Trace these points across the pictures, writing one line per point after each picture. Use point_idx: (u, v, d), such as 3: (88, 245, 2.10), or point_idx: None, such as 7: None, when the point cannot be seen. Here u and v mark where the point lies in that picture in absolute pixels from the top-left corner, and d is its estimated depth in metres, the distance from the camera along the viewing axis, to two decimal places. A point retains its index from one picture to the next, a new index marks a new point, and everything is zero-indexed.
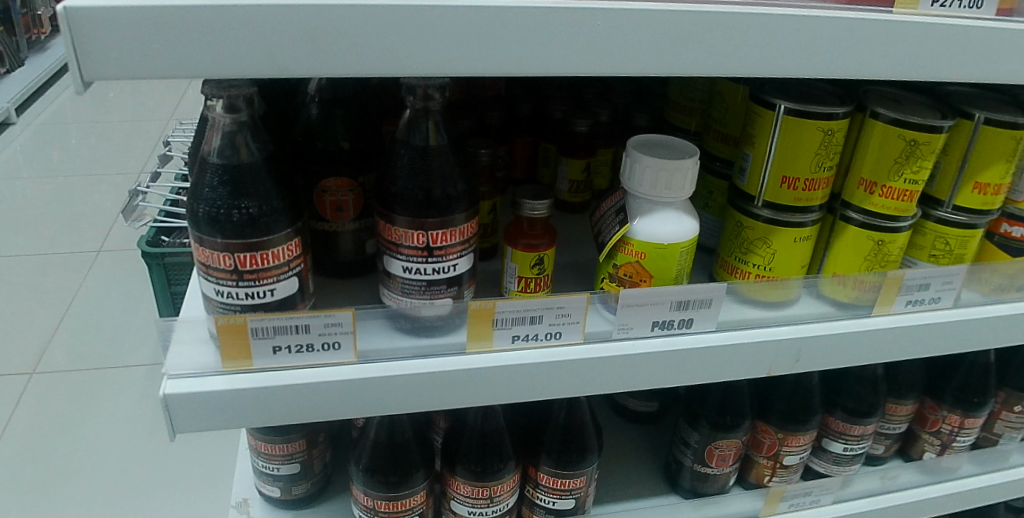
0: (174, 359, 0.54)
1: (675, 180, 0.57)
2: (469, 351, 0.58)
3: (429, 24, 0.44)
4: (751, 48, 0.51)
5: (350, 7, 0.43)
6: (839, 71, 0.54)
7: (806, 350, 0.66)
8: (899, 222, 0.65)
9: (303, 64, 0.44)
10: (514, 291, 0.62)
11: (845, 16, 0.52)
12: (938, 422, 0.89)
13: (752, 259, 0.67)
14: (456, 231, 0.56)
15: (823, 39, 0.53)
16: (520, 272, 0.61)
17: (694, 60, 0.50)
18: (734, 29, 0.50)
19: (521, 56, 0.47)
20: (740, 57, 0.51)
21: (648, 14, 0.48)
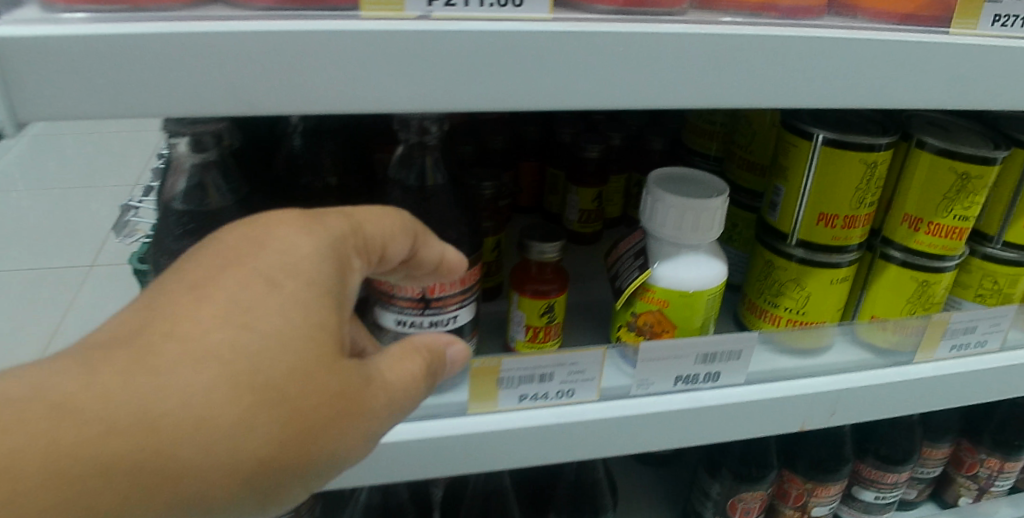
0: None
1: (702, 220, 0.51)
2: (471, 412, 0.52)
3: (425, 52, 0.38)
4: (792, 74, 0.44)
5: (333, 34, 0.37)
6: (888, 100, 0.48)
7: (842, 402, 0.60)
8: (944, 262, 0.59)
9: (278, 100, 0.37)
10: (520, 343, 0.55)
11: (896, 38, 0.46)
12: (976, 466, 0.82)
13: (784, 302, 0.60)
14: (456, 280, 0.49)
15: (872, 64, 0.46)
16: (528, 321, 0.54)
17: (728, 91, 0.44)
18: (773, 54, 0.43)
19: (531, 86, 0.40)
20: (781, 86, 0.45)
21: (678, 36, 0.41)
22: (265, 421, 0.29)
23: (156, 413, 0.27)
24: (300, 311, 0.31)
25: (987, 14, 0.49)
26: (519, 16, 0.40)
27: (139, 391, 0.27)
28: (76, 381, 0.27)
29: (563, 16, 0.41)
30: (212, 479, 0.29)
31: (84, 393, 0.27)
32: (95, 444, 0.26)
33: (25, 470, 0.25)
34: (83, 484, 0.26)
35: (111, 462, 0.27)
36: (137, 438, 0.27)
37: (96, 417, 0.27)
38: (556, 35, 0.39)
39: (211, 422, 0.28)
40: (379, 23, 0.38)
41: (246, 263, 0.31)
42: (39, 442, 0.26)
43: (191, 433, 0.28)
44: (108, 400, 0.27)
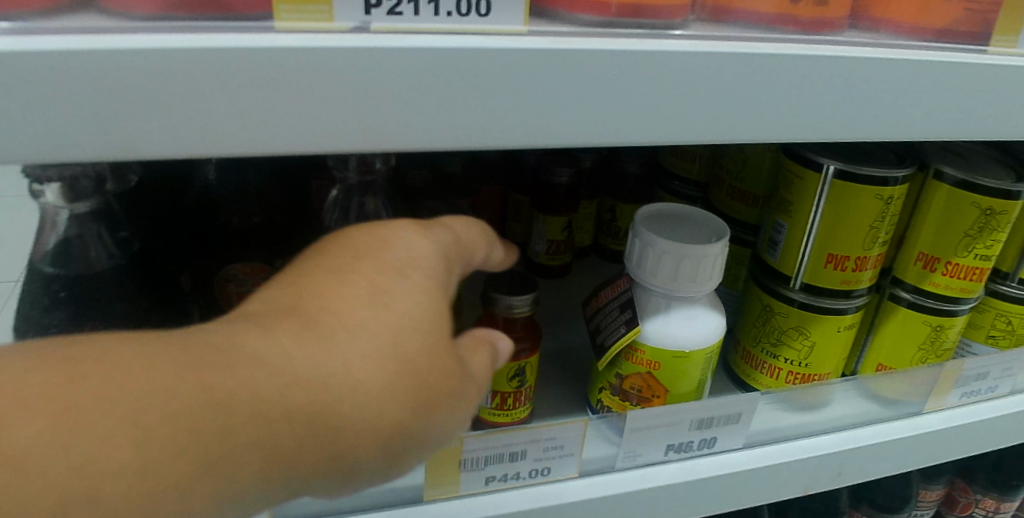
0: None
1: (701, 270, 0.43)
2: (427, 498, 0.43)
3: (353, 78, 0.27)
4: (820, 101, 0.36)
5: (221, 52, 0.25)
6: (924, 133, 0.40)
7: (849, 463, 0.53)
8: (960, 305, 0.53)
9: (144, 143, 0.26)
10: (489, 414, 0.47)
11: (936, 58, 0.38)
12: (971, 506, 0.76)
13: (784, 352, 0.53)
14: None
15: (913, 89, 0.38)
16: (496, 387, 0.46)
17: (750, 123, 0.35)
18: (799, 78, 0.35)
19: (509, 124, 0.30)
20: (807, 118, 0.36)
21: (688, 56, 0.32)
22: (412, 394, 0.26)
23: (324, 371, 0.25)
24: (438, 288, 0.29)
25: None
26: (490, 29, 0.30)
27: (309, 349, 0.25)
28: (244, 341, 0.25)
29: (538, 29, 0.32)
30: (352, 446, 0.25)
31: (253, 350, 0.25)
32: (270, 395, 0.24)
33: (224, 409, 0.23)
34: (252, 441, 0.24)
35: (282, 419, 0.24)
36: (301, 397, 0.24)
37: (269, 373, 0.24)
38: (539, 53, 0.29)
39: (369, 386, 0.25)
40: (299, 36, 0.27)
41: (377, 250, 0.29)
42: (220, 392, 0.23)
43: (352, 395, 0.25)
44: (261, 364, 0.24)
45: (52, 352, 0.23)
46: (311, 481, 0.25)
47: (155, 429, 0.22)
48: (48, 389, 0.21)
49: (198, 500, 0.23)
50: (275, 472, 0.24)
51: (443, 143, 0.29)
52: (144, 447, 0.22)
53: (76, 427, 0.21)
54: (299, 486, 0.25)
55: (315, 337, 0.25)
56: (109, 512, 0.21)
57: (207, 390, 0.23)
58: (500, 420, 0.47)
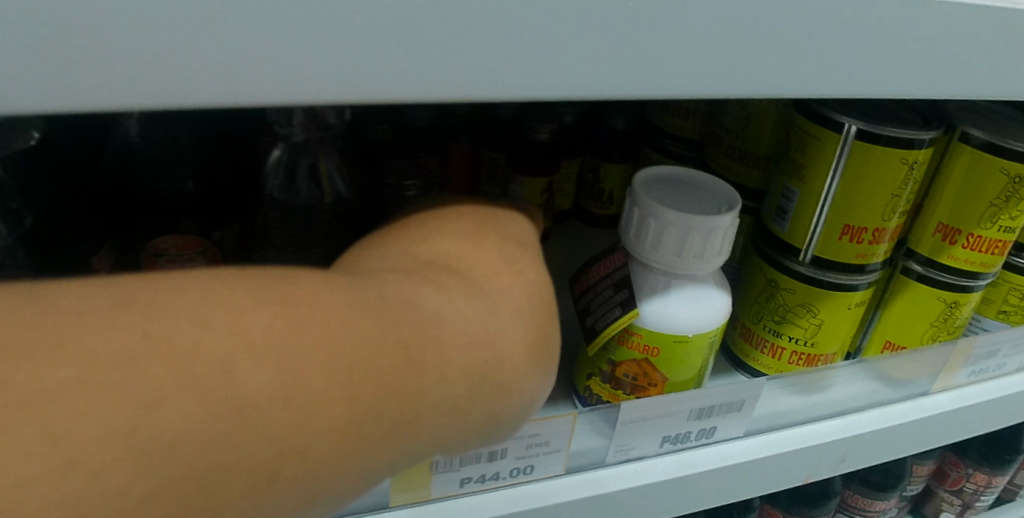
0: None
1: (708, 245, 0.37)
2: (395, 503, 0.38)
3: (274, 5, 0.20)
4: (869, 49, 0.29)
5: None
6: (982, 92, 0.34)
7: (854, 449, 0.49)
8: (978, 280, 0.49)
9: None
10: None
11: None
12: (962, 480, 0.74)
13: (787, 331, 0.48)
14: None
15: (976, 38, 0.31)
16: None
17: (790, 79, 0.28)
18: (850, 20, 0.28)
19: (496, 74, 0.24)
20: (852, 70, 0.29)
21: None
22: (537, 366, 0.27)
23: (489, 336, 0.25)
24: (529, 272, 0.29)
25: None
26: None
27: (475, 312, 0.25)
28: (413, 298, 0.24)
29: None
30: (506, 406, 0.25)
31: (419, 309, 0.24)
32: (454, 354, 0.24)
33: (419, 365, 0.22)
34: (438, 398, 0.23)
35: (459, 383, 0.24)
36: (479, 356, 0.24)
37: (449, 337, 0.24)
38: None
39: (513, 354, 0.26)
40: None
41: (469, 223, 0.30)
42: (419, 349, 0.23)
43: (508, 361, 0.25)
44: (442, 322, 0.24)
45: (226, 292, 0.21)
46: (467, 437, 0.25)
47: (363, 386, 0.21)
48: (248, 341, 0.19)
49: (385, 457, 0.22)
50: (440, 435, 0.24)
51: (414, 94, 0.23)
52: (356, 400, 0.21)
53: (301, 382, 0.20)
54: (452, 443, 0.25)
55: (469, 301, 0.25)
56: (321, 462, 0.20)
57: (402, 348, 0.22)
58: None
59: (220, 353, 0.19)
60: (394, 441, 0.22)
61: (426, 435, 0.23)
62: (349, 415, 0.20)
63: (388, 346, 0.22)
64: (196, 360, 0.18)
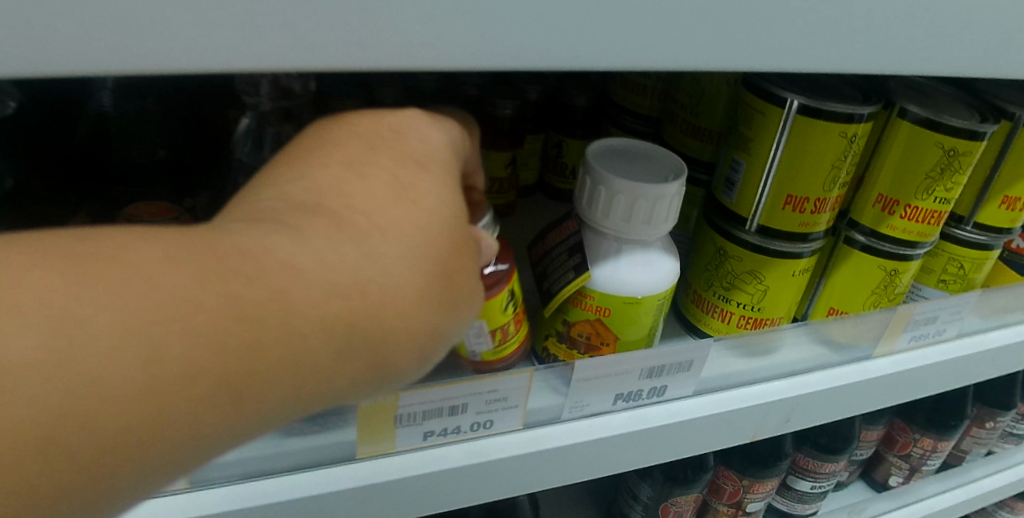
0: None
1: (656, 211, 0.40)
2: (361, 455, 0.41)
3: None
4: (793, 32, 0.32)
5: None
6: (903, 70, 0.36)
7: (798, 409, 0.52)
8: (916, 249, 0.52)
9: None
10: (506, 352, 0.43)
11: None
12: (909, 445, 0.78)
13: (736, 297, 0.51)
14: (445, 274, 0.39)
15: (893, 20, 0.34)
16: (491, 326, 0.41)
17: (718, 54, 0.31)
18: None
19: (442, 45, 0.26)
20: (776, 46, 0.32)
21: None
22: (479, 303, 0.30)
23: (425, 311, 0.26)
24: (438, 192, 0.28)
25: None
26: None
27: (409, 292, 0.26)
28: (269, 246, 0.24)
29: None
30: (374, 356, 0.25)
31: (279, 255, 0.24)
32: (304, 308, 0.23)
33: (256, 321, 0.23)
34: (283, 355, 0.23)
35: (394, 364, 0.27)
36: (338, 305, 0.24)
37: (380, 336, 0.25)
38: None
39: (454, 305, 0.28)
40: None
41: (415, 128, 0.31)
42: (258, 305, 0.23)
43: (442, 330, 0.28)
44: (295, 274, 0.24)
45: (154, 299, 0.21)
46: (339, 390, 0.26)
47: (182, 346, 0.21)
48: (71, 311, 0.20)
49: (229, 415, 0.23)
50: (302, 391, 0.24)
51: (366, 62, 0.26)
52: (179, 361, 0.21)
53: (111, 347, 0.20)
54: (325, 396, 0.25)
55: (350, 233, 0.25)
56: (139, 423, 0.21)
57: (251, 297, 0.23)
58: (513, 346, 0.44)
59: (103, 345, 0.20)
60: (229, 402, 0.23)
61: (300, 383, 0.24)
62: (169, 377, 0.21)
63: (239, 299, 0.22)
64: (21, 323, 0.19)
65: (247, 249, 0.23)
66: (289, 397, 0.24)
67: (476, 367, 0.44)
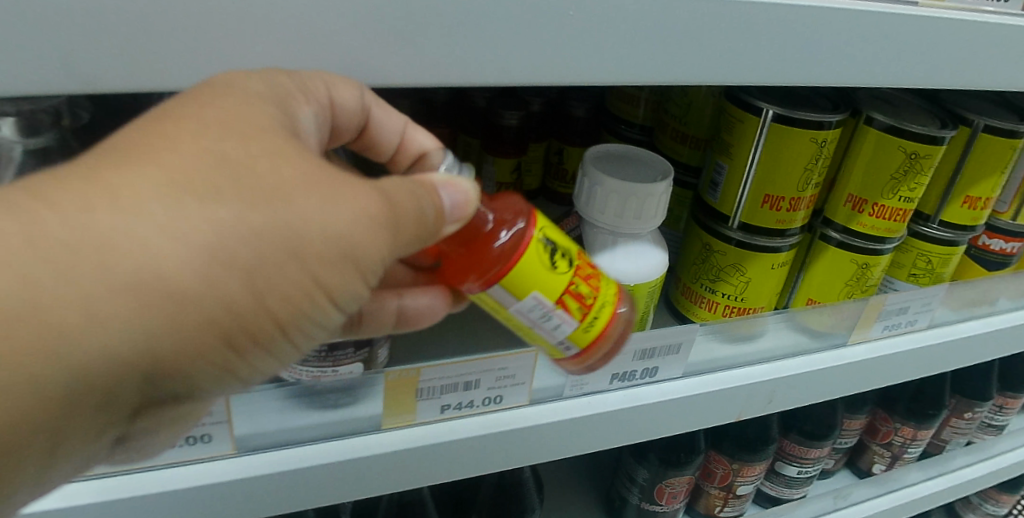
0: None
1: (645, 207, 0.45)
2: (386, 427, 0.46)
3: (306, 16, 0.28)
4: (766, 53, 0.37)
5: None
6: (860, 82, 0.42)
7: (780, 391, 0.57)
8: (886, 244, 0.57)
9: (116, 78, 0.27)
10: (599, 329, 0.37)
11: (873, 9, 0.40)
12: (890, 434, 0.82)
13: (722, 288, 0.56)
14: (475, 264, 0.35)
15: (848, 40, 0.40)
16: (554, 296, 0.35)
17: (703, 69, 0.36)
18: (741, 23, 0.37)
19: (467, 65, 0.32)
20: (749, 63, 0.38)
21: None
22: (397, 221, 0.31)
23: (301, 258, 0.28)
24: (243, 125, 0.28)
25: None
26: None
27: (275, 255, 0.27)
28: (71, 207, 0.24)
29: None
30: (222, 282, 0.26)
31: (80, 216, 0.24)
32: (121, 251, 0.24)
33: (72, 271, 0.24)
34: (108, 298, 0.24)
35: (310, 321, 0.31)
36: (149, 236, 0.25)
37: (266, 301, 0.28)
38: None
39: (342, 218, 0.29)
40: None
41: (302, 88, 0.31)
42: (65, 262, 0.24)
43: (346, 262, 0.30)
44: (89, 219, 0.24)
45: (28, 303, 0.23)
46: (197, 325, 0.26)
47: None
48: None
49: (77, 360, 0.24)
50: (151, 324, 0.25)
51: (403, 78, 0.31)
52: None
53: None
54: (182, 331, 0.26)
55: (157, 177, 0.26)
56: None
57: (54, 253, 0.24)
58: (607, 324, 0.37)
59: None
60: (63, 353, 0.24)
61: (143, 320, 0.25)
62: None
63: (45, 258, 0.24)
64: None
65: (47, 215, 0.24)
66: (140, 333, 0.25)
67: (582, 363, 0.38)
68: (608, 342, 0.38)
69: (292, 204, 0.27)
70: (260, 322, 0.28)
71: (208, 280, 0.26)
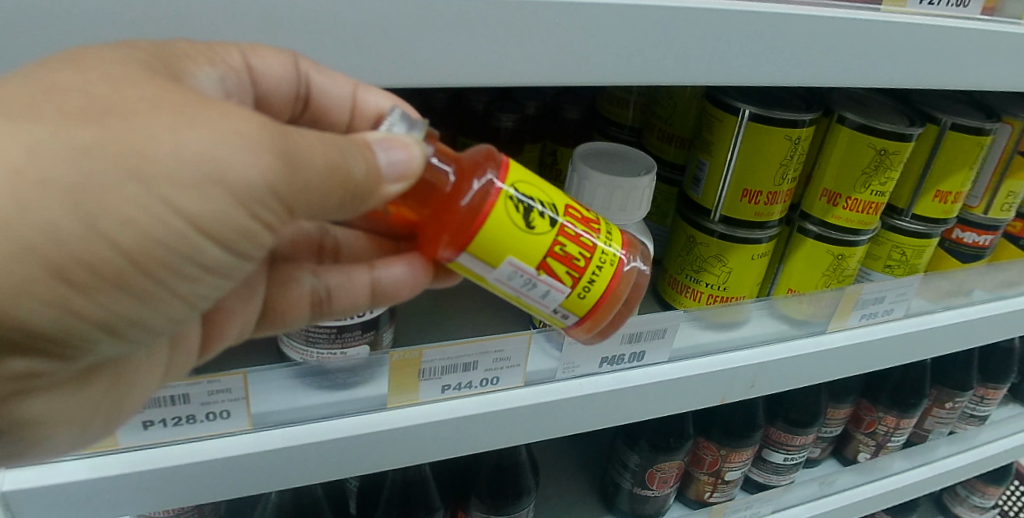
0: (36, 471, 0.43)
1: (631, 199, 0.49)
2: (391, 405, 0.49)
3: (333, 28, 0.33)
4: (730, 57, 0.43)
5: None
6: (823, 80, 0.46)
7: (761, 375, 0.60)
8: (859, 235, 0.60)
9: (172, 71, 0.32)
10: (597, 293, 0.40)
11: (832, 15, 0.45)
12: (874, 423, 0.85)
13: (706, 278, 0.60)
14: (449, 225, 0.38)
15: (809, 41, 0.45)
16: (534, 263, 0.38)
17: (676, 67, 0.42)
18: (711, 27, 0.41)
19: (470, 68, 0.36)
20: (719, 64, 0.43)
21: (619, 9, 0.38)
22: (281, 146, 0.29)
23: (143, 180, 0.27)
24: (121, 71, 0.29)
25: None
26: None
27: (103, 171, 0.26)
28: None
29: None
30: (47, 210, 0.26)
31: None
32: None
33: None
34: None
35: (181, 259, 0.29)
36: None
37: (104, 229, 0.27)
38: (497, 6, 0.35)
39: (198, 137, 0.27)
40: None
41: (224, 57, 0.35)
42: None
43: (216, 188, 0.28)
44: None
45: None
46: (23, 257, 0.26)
47: None
48: None
49: None
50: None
51: (414, 78, 0.36)
52: None
53: None
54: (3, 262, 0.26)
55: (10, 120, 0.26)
56: None
57: None
58: (604, 286, 0.40)
59: None
60: None
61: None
62: None
63: None
64: None
65: None
66: None
67: (591, 327, 0.42)
68: (614, 302, 0.41)
69: (137, 120, 0.27)
70: (103, 255, 0.27)
71: (35, 208, 0.26)
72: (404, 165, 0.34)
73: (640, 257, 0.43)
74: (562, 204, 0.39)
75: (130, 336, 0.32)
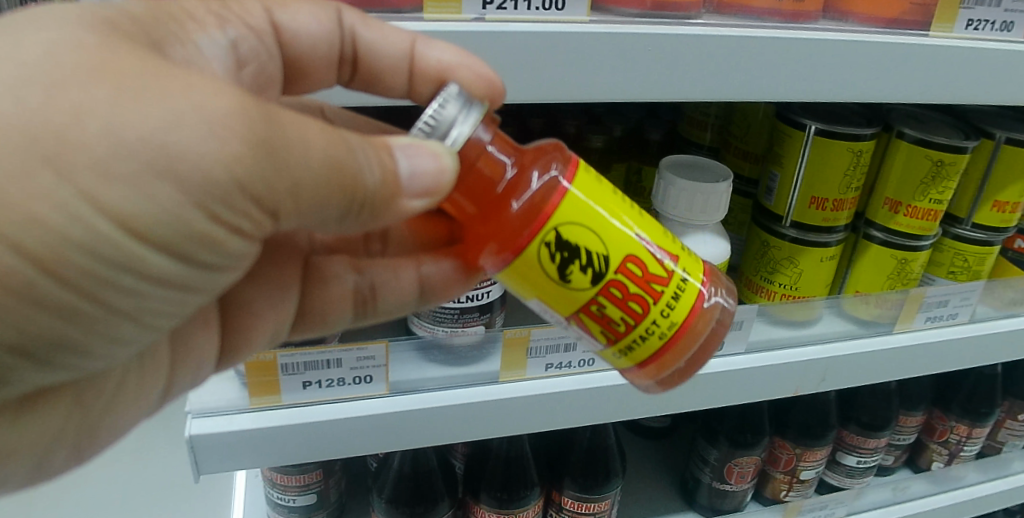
0: (212, 417, 0.52)
1: (709, 202, 0.56)
2: (503, 379, 0.57)
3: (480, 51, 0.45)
4: (796, 77, 0.51)
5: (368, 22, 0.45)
6: (874, 97, 0.53)
7: (832, 369, 0.65)
8: (921, 241, 0.66)
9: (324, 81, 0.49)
10: (637, 357, 0.42)
11: (899, 42, 0.52)
12: (946, 432, 0.88)
13: (779, 279, 0.66)
14: (495, 233, 0.40)
15: (860, 65, 0.52)
16: (566, 313, 0.42)
17: (750, 83, 0.50)
18: (780, 50, 0.49)
19: (581, 84, 0.46)
20: (788, 83, 0.50)
21: (699, 38, 0.47)
22: (257, 135, 0.29)
23: (58, 168, 0.26)
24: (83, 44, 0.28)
25: (961, 18, 0.56)
26: (565, 19, 0.47)
27: (17, 159, 0.26)
28: None
29: (602, 20, 0.48)
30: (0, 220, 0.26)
31: None
32: None
33: None
34: None
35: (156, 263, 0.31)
36: None
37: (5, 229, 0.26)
38: (601, 36, 0.45)
39: (152, 116, 0.27)
40: (439, 24, 0.45)
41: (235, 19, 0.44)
42: None
43: (159, 180, 0.28)
44: None
45: None
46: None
47: None
48: None
49: None
50: None
51: (531, 93, 0.46)
52: None
53: None
54: None
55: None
56: None
57: None
58: (651, 350, 0.42)
59: None
60: None
61: None
62: None
63: None
64: None
65: None
66: None
67: (647, 379, 0.44)
68: (664, 367, 0.43)
69: (66, 92, 0.27)
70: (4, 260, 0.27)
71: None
72: (427, 176, 0.35)
73: (724, 294, 0.46)
74: (621, 256, 0.40)
75: (95, 340, 0.33)
